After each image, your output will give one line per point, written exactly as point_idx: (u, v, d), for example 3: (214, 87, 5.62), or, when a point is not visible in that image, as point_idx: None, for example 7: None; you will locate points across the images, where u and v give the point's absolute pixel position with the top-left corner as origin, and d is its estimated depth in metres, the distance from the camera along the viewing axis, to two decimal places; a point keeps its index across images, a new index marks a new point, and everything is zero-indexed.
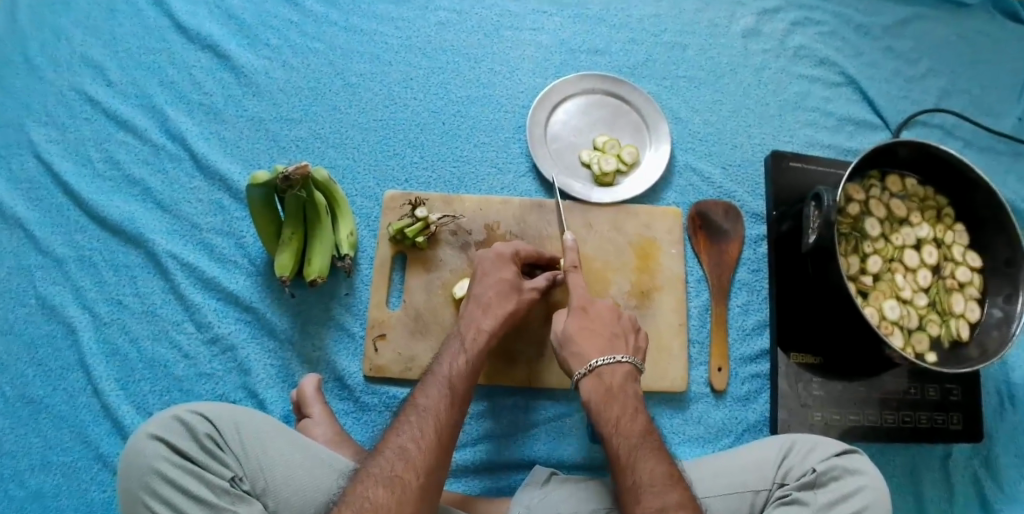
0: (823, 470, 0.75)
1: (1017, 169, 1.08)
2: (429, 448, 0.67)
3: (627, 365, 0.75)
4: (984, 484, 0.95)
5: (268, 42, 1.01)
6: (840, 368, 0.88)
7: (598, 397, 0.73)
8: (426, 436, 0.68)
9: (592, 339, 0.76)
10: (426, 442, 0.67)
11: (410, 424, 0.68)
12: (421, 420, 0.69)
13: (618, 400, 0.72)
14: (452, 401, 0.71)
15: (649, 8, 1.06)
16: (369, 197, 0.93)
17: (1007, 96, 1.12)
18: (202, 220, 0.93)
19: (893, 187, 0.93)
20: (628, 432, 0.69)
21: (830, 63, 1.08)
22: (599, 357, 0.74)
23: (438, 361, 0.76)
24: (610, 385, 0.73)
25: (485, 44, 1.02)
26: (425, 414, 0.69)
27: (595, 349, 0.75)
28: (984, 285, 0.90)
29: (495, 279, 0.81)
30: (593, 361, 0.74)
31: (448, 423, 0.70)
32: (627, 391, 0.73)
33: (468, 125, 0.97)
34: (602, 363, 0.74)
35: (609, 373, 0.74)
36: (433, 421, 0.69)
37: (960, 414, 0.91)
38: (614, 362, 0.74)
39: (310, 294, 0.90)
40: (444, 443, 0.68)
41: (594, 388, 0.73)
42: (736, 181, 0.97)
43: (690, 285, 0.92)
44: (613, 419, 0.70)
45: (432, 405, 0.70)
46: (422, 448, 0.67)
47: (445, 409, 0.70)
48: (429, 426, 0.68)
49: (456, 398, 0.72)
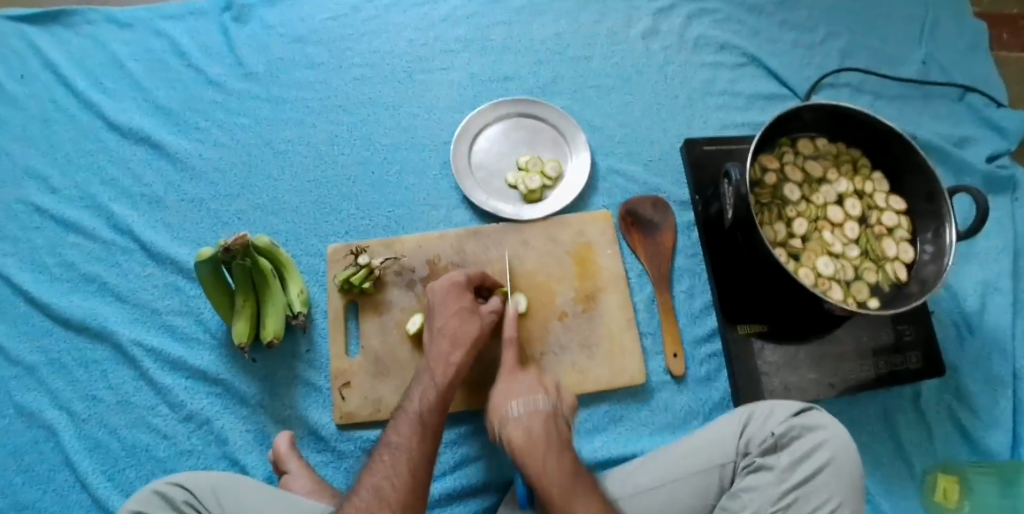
0: (782, 432, 0.76)
1: (926, 111, 1.14)
2: (403, 483, 0.67)
3: (546, 406, 0.74)
4: (960, 416, 0.99)
5: (197, 125, 1.06)
6: (788, 332, 0.91)
7: (521, 441, 0.71)
8: (399, 472, 0.67)
9: (515, 390, 0.77)
10: (399, 479, 0.67)
11: (383, 463, 0.68)
12: (394, 457, 0.69)
13: (540, 443, 0.70)
14: (424, 433, 0.71)
15: (550, 28, 1.12)
16: (314, 254, 0.97)
17: (906, 44, 1.18)
18: (161, 304, 0.97)
19: (806, 150, 0.96)
20: (556, 472, 0.68)
21: (731, 46, 1.12)
22: (518, 402, 0.75)
23: (410, 397, 0.76)
24: (532, 429, 0.72)
25: (400, 91, 1.07)
26: (398, 451, 0.69)
27: (516, 396, 0.76)
28: (912, 226, 0.93)
29: (458, 310, 0.82)
30: (513, 407, 0.74)
31: (423, 457, 0.69)
32: (549, 431, 0.72)
33: (396, 170, 1.02)
34: (522, 408, 0.74)
35: (530, 416, 0.73)
36: (404, 456, 0.69)
37: (917, 353, 0.93)
38: (534, 405, 0.74)
39: (272, 358, 0.93)
40: (418, 476, 0.68)
41: (516, 432, 0.72)
42: (660, 174, 1.02)
43: (633, 281, 0.95)
44: (538, 462, 0.69)
45: (403, 440, 0.70)
46: (397, 487, 0.66)
47: (417, 443, 0.70)
48: (402, 462, 0.68)
49: (429, 432, 0.71)
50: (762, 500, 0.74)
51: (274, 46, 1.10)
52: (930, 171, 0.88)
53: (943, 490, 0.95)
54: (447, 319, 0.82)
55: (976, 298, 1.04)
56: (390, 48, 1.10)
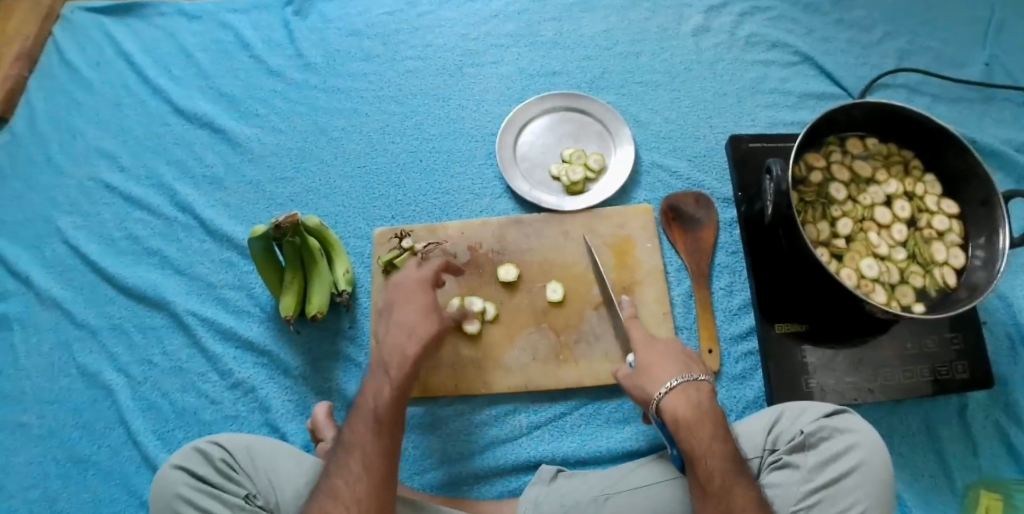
0: (812, 431, 0.76)
1: (989, 115, 1.10)
2: (360, 482, 0.68)
3: (707, 381, 0.73)
4: (1009, 432, 0.96)
5: (257, 112, 1.12)
6: (828, 334, 0.90)
7: (689, 416, 0.69)
8: (354, 472, 0.69)
9: (671, 360, 0.74)
10: (356, 479, 0.68)
11: (340, 463, 0.71)
12: (350, 456, 0.71)
13: (708, 417, 0.70)
14: (378, 430, 0.72)
15: (599, 24, 1.12)
16: (361, 236, 1.01)
17: (969, 46, 1.14)
18: (215, 278, 1.03)
19: (854, 149, 0.95)
20: (721, 455, 0.68)
21: (783, 45, 1.11)
22: (680, 375, 0.72)
23: (367, 392, 0.76)
24: (699, 403, 0.71)
25: (450, 84, 1.10)
26: (355, 451, 0.71)
27: (674, 370, 0.73)
28: (964, 230, 0.90)
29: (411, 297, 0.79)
30: (673, 379, 0.72)
31: (377, 456, 0.70)
32: (712, 407, 0.71)
33: (443, 159, 1.04)
34: (683, 381, 0.72)
35: (694, 390, 0.71)
36: (359, 455, 0.70)
37: (965, 363, 0.91)
38: (695, 379, 0.72)
39: (316, 333, 0.98)
40: (371, 474, 0.69)
41: (682, 405, 0.70)
42: (703, 171, 1.01)
43: (671, 275, 0.95)
44: (705, 439, 0.68)
45: (359, 440, 0.72)
46: (351, 486, 0.68)
47: (371, 442, 0.71)
48: (356, 462, 0.70)
49: (383, 427, 0.72)
50: (785, 498, 0.74)
51: (332, 39, 1.15)
52: (985, 175, 0.86)
53: (985, 506, 0.92)
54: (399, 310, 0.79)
55: None
56: (442, 42, 1.13)
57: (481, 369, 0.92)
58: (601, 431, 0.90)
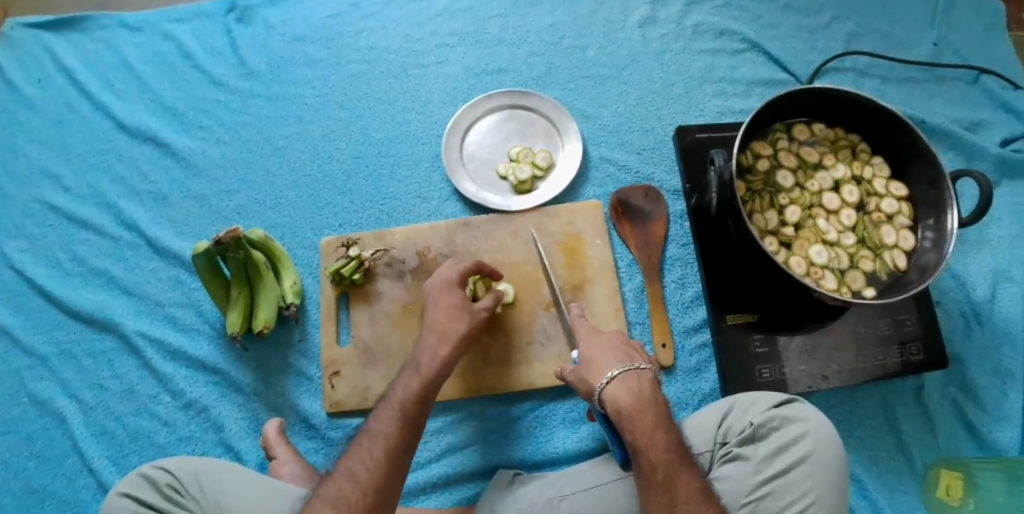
0: (762, 423, 0.76)
1: (937, 96, 1.10)
2: (377, 471, 0.67)
3: (648, 369, 0.73)
4: (967, 411, 0.97)
5: (201, 124, 1.09)
6: (779, 323, 0.89)
7: (629, 406, 0.69)
8: (374, 461, 0.68)
9: (609, 353, 0.75)
10: (373, 467, 0.68)
11: (361, 449, 0.69)
12: (372, 444, 0.70)
13: (649, 408, 0.69)
14: (406, 425, 0.72)
15: (545, 18, 1.08)
16: (309, 246, 0.99)
17: (917, 27, 1.14)
18: (164, 296, 1.01)
19: (801, 135, 0.94)
20: (661, 447, 0.67)
21: (730, 32, 1.08)
22: (618, 366, 0.72)
23: (397, 385, 0.76)
24: (640, 392, 0.70)
25: (395, 86, 1.06)
26: (376, 441, 0.70)
27: (614, 361, 0.73)
28: (913, 213, 0.91)
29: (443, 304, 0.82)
30: (612, 370, 0.72)
31: (401, 445, 0.70)
32: (654, 396, 0.71)
33: (389, 163, 1.01)
34: (621, 371, 0.71)
35: (636, 380, 0.71)
36: (381, 446, 0.69)
37: (919, 345, 0.91)
38: (635, 367, 0.72)
39: (267, 348, 0.96)
40: (392, 463, 0.68)
41: (622, 394, 0.70)
42: (652, 163, 0.99)
43: (622, 271, 0.94)
44: (647, 430, 0.68)
45: (385, 430, 0.71)
46: (370, 470, 0.67)
47: (397, 436, 0.71)
48: (377, 448, 0.69)
49: (408, 422, 0.72)
50: (735, 491, 0.74)
51: (276, 46, 1.12)
52: (934, 157, 0.85)
53: (946, 486, 0.93)
54: (440, 322, 0.80)
55: (987, 290, 1.02)
56: (385, 43, 1.09)
57: None
58: (558, 431, 0.89)
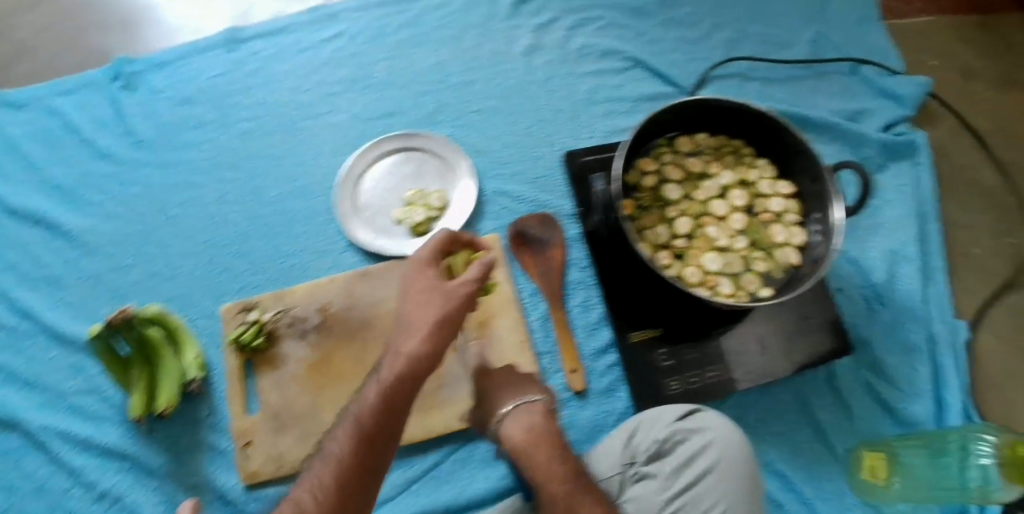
0: (665, 438, 0.77)
1: (821, 89, 1.13)
2: (335, 496, 0.57)
3: (541, 400, 0.74)
4: (883, 392, 0.99)
5: (93, 200, 1.04)
6: (683, 333, 0.90)
7: (523, 439, 0.70)
8: (325, 491, 0.57)
9: (506, 387, 0.78)
10: (324, 496, 0.57)
11: (315, 473, 0.59)
12: (333, 470, 0.58)
13: (543, 442, 0.69)
14: (372, 444, 0.60)
15: (431, 57, 1.08)
16: (209, 315, 0.97)
17: (795, 26, 1.17)
18: (67, 385, 0.97)
19: (684, 147, 0.95)
20: (556, 478, 0.66)
21: (615, 51, 1.09)
22: (513, 401, 0.75)
23: (363, 390, 0.64)
24: (533, 425, 0.71)
25: (285, 141, 1.04)
26: (340, 463, 0.59)
27: (510, 396, 0.75)
28: (800, 209, 0.92)
29: (420, 289, 0.69)
30: (506, 407, 0.74)
31: (375, 461, 0.60)
32: (551, 427, 0.71)
33: (285, 221, 1.00)
34: (515, 406, 0.74)
35: (529, 411, 0.72)
36: (338, 469, 0.58)
37: (824, 334, 0.92)
38: (529, 401, 0.74)
39: (176, 426, 0.94)
40: (359, 484, 0.59)
41: (518, 429, 0.71)
42: (546, 190, 1.00)
43: (525, 301, 0.95)
44: (541, 464, 0.67)
45: (341, 450, 0.60)
46: (318, 498, 0.57)
47: (362, 465, 0.59)
48: (327, 471, 0.59)
49: (376, 440, 0.60)
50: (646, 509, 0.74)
51: (162, 110, 1.07)
52: (810, 152, 0.86)
53: (870, 467, 0.95)
54: (411, 305, 0.68)
55: (885, 271, 1.05)
56: (272, 99, 1.07)
57: None
58: (479, 471, 0.88)
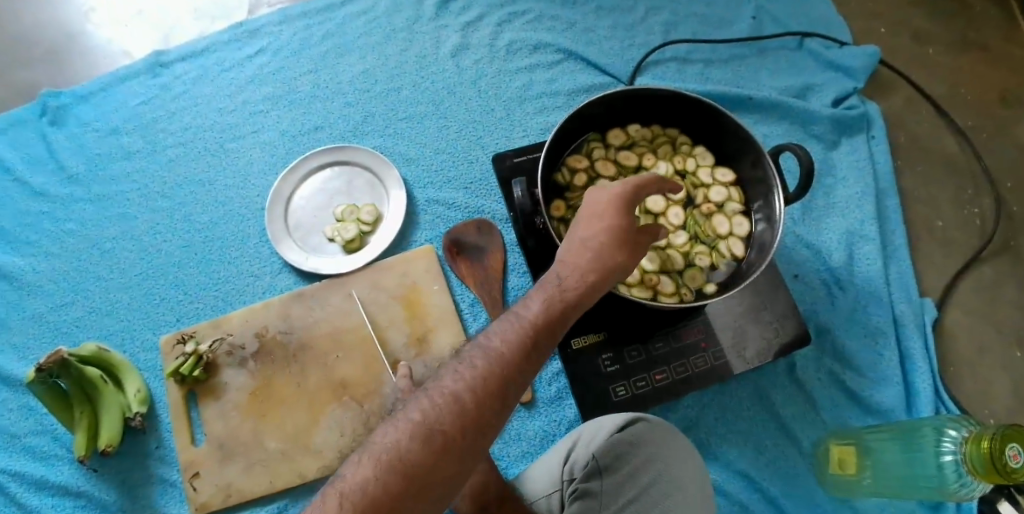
0: (603, 450, 0.73)
1: (764, 67, 1.09)
2: (485, 400, 0.51)
3: None
4: (843, 378, 0.96)
5: (30, 240, 1.01)
6: (627, 336, 0.87)
7: None
8: (487, 386, 0.52)
9: None
10: (486, 391, 0.51)
11: (478, 368, 0.52)
12: (490, 363, 0.53)
13: None
14: (528, 354, 0.54)
15: (357, 66, 1.05)
16: (149, 348, 0.95)
17: (733, 4, 1.13)
18: (18, 427, 0.94)
19: (617, 140, 0.92)
20: None
21: (545, 45, 1.05)
22: None
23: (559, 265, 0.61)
24: None
25: (215, 164, 1.02)
26: (502, 356, 0.53)
27: None
28: (741, 197, 0.89)
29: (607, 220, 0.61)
30: None
31: (506, 387, 0.52)
32: None
33: (218, 246, 0.98)
34: None
35: None
36: (509, 365, 0.53)
37: (775, 326, 0.90)
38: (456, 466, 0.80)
39: (126, 461, 0.92)
40: (478, 417, 0.50)
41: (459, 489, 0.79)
42: (481, 194, 0.97)
43: (465, 312, 0.92)
44: None
45: (510, 345, 0.54)
46: (481, 393, 0.51)
47: (521, 363, 0.53)
48: (503, 362, 0.53)
49: (530, 352, 0.54)
50: None
51: (92, 143, 1.05)
52: (748, 137, 0.83)
53: (837, 460, 0.91)
54: (584, 228, 0.62)
55: (842, 253, 1.01)
56: (200, 122, 1.05)
57: (291, 458, 0.86)
58: None
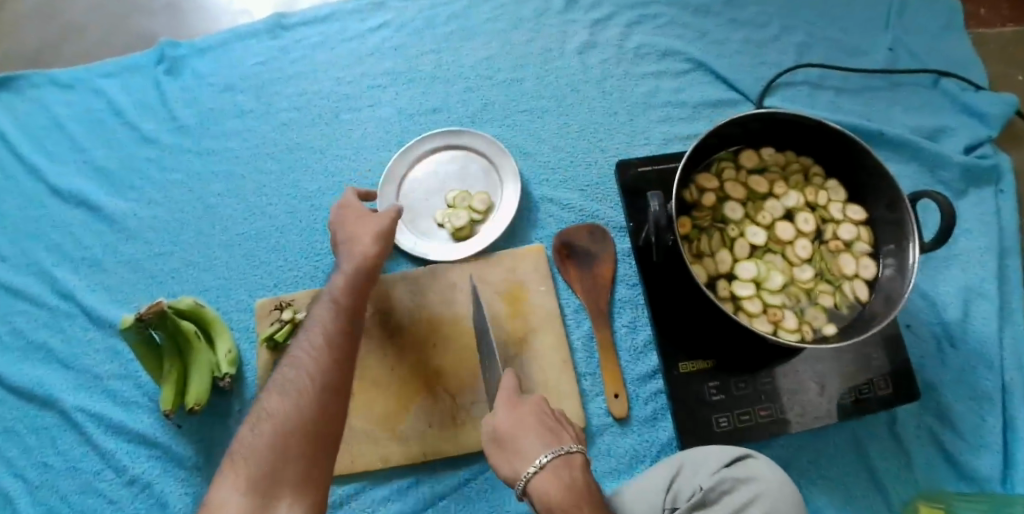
0: (711, 485, 0.72)
1: (896, 102, 1.05)
2: (323, 383, 0.67)
3: (580, 453, 0.64)
4: (946, 438, 0.92)
5: (135, 185, 1.01)
6: (735, 366, 0.84)
7: (557, 495, 0.60)
8: (318, 377, 0.67)
9: (527, 422, 0.67)
10: (318, 376, 0.67)
11: (282, 380, 0.67)
12: (307, 367, 0.68)
13: (584, 494, 0.60)
14: (337, 358, 0.69)
15: (480, 51, 1.03)
16: (244, 309, 0.94)
17: (872, 33, 1.08)
18: (103, 369, 0.93)
19: (748, 163, 0.89)
20: None
21: (674, 53, 1.02)
22: (546, 451, 0.63)
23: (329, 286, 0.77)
24: (568, 478, 0.61)
25: (326, 134, 1.01)
26: (315, 360, 0.68)
27: (540, 440, 0.65)
28: (872, 238, 0.85)
29: (360, 236, 0.81)
30: (540, 457, 0.63)
31: (324, 380, 0.67)
32: (589, 483, 0.62)
33: (323, 217, 0.97)
34: (550, 456, 0.63)
35: (564, 465, 0.63)
36: (315, 366, 0.68)
37: (887, 377, 0.85)
38: (567, 451, 0.64)
39: (207, 418, 0.90)
40: (315, 399, 0.65)
41: (553, 485, 0.61)
42: (597, 199, 0.95)
43: (569, 318, 0.90)
44: None
45: (308, 356, 0.69)
46: (314, 376, 0.67)
47: (328, 364, 0.68)
48: (310, 363, 0.68)
49: (336, 353, 0.70)
50: None
51: (205, 97, 1.04)
52: (890, 179, 0.78)
53: None
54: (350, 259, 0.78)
55: (959, 307, 0.97)
56: (315, 88, 1.03)
57: (376, 440, 0.85)
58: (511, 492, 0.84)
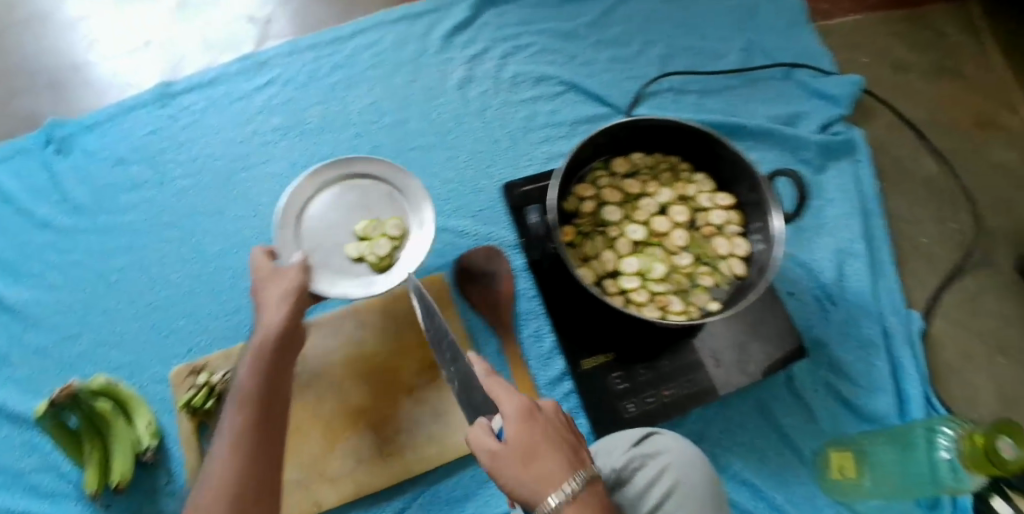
0: (624, 465, 0.75)
1: (754, 96, 1.15)
2: (251, 462, 0.65)
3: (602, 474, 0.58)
4: (840, 388, 1.00)
5: (36, 272, 1.00)
6: (635, 355, 0.90)
7: None
8: (245, 453, 0.65)
9: (541, 438, 0.58)
10: (246, 454, 0.65)
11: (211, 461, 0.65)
12: (233, 446, 0.65)
13: None
14: (263, 429, 0.68)
15: (364, 98, 1.08)
16: (158, 381, 0.94)
17: (726, 35, 1.19)
18: (19, 464, 0.91)
19: (620, 168, 0.95)
20: None
21: (547, 77, 1.09)
22: (571, 477, 0.56)
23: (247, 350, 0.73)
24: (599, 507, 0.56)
25: (224, 195, 1.03)
26: (240, 437, 0.66)
27: (558, 466, 0.57)
28: (740, 220, 0.93)
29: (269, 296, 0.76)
30: (566, 485, 0.55)
31: (252, 454, 0.65)
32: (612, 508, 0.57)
33: (229, 277, 0.99)
34: (574, 485, 0.55)
35: (591, 493, 0.56)
36: (241, 443, 0.66)
37: (774, 343, 0.92)
38: (591, 475, 0.57)
39: (137, 495, 0.90)
40: (248, 477, 0.64)
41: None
42: (488, 222, 1.00)
43: (477, 337, 0.94)
44: None
45: (232, 435, 0.66)
46: (242, 457, 0.65)
47: (255, 438, 0.67)
48: (235, 442, 0.66)
49: (262, 423, 0.68)
50: None
51: (99, 174, 1.06)
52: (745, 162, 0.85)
53: (838, 466, 0.95)
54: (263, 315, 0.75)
55: (834, 270, 1.06)
56: (208, 153, 1.06)
57: (308, 486, 0.86)
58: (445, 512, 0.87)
